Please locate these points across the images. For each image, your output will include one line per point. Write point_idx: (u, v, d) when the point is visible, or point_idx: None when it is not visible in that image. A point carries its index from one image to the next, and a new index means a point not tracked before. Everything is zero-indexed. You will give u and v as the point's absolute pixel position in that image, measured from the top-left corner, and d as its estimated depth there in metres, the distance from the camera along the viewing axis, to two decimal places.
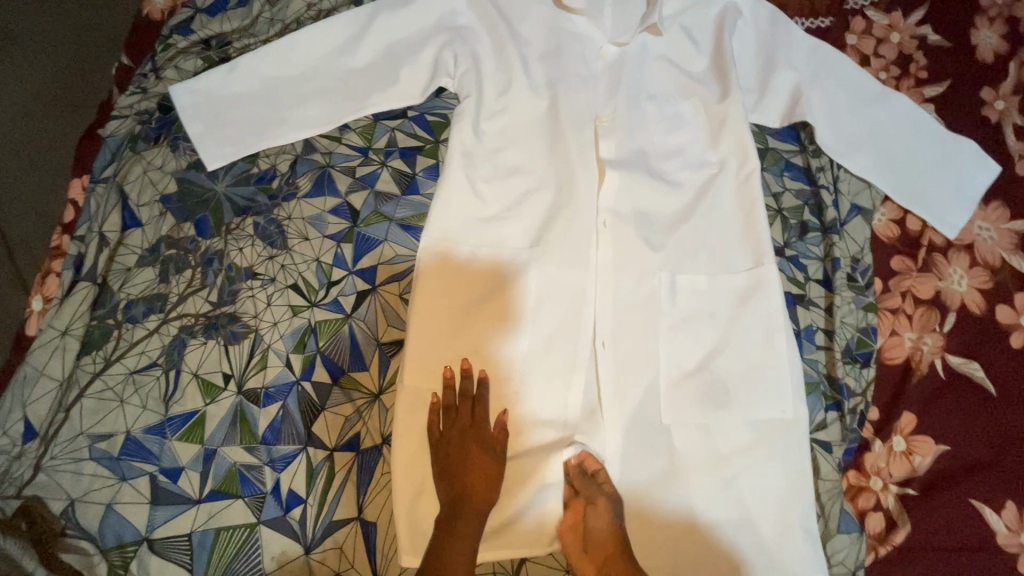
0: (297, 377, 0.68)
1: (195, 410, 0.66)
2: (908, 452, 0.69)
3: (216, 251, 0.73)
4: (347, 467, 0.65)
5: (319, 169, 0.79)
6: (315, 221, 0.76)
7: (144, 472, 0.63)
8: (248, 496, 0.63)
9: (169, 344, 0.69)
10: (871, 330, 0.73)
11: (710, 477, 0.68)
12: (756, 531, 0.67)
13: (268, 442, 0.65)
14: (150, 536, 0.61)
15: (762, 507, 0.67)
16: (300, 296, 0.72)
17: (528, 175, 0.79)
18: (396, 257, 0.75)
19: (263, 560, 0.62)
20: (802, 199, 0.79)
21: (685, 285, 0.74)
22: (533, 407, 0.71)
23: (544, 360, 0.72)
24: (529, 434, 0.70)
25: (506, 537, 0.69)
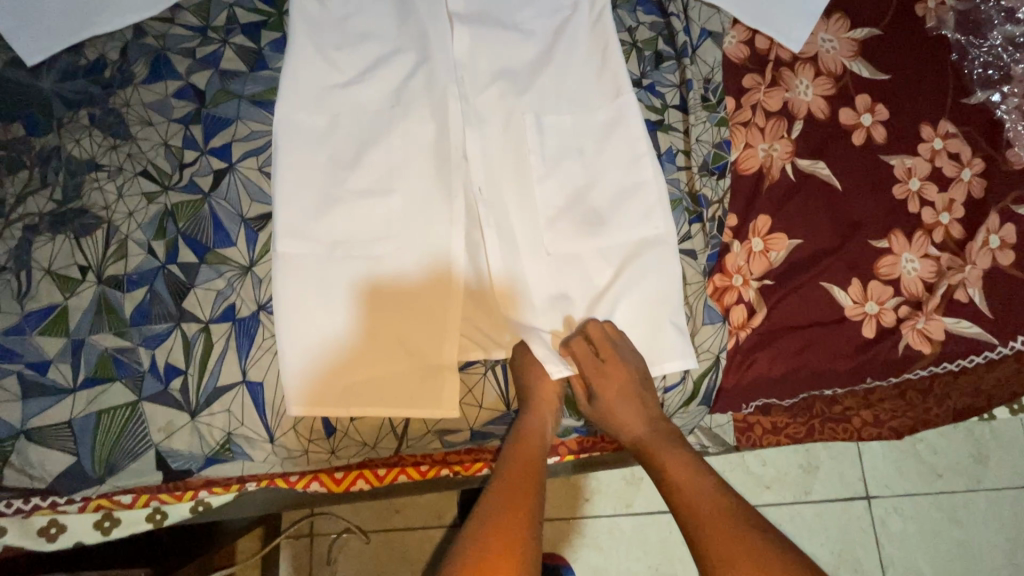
0: (161, 262, 0.66)
1: (54, 305, 0.64)
2: (765, 250, 0.74)
3: (52, 147, 0.69)
4: (225, 336, 0.65)
5: (154, 54, 0.74)
6: (158, 107, 0.72)
7: (9, 372, 0.62)
8: (124, 378, 0.62)
9: (15, 246, 0.65)
10: (725, 144, 0.76)
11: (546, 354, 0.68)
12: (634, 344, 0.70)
13: (138, 325, 0.64)
14: (26, 428, 0.60)
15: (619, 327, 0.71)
16: (152, 182, 0.69)
17: (382, 39, 0.77)
18: (252, 132, 0.72)
19: (150, 433, 0.62)
20: (655, 31, 0.80)
21: (552, 125, 0.75)
22: (417, 262, 0.70)
23: (420, 228, 0.71)
24: (418, 287, 0.69)
25: (410, 393, 0.67)
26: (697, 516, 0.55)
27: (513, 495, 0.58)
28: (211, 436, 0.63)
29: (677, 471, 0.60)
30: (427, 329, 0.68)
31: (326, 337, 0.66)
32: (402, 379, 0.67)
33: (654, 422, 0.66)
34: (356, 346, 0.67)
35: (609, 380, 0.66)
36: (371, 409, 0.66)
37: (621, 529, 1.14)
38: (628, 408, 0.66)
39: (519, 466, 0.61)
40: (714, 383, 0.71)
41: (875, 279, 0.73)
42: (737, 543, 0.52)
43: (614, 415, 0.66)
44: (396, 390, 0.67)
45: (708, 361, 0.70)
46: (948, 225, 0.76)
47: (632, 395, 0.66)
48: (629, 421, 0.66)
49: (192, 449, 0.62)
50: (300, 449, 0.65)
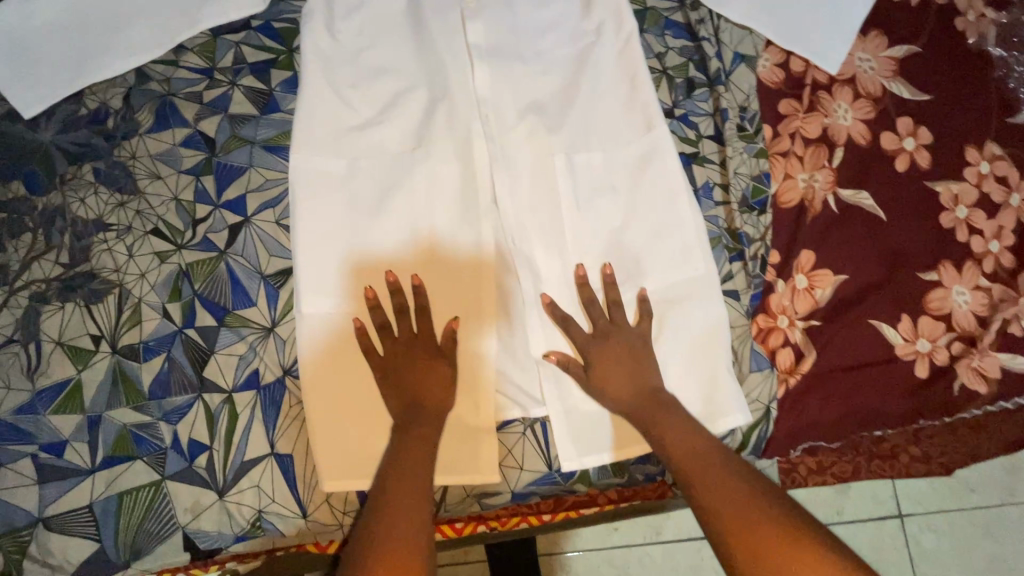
0: (179, 327, 0.63)
1: (67, 379, 0.60)
2: (810, 288, 0.70)
3: (56, 207, 0.65)
4: (250, 405, 0.61)
5: (159, 100, 0.69)
6: (166, 158, 0.68)
7: (23, 454, 0.58)
8: (146, 455, 0.59)
9: (22, 317, 0.61)
10: (764, 177, 0.73)
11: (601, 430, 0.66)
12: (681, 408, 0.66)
13: (157, 397, 0.60)
14: (44, 515, 0.57)
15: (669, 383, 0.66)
16: (164, 240, 0.65)
17: (398, 74, 0.72)
18: (266, 182, 0.68)
19: (176, 514, 0.58)
20: (686, 56, 0.76)
21: (583, 163, 0.71)
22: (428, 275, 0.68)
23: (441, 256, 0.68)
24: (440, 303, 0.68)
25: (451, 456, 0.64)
26: (686, 459, 0.56)
27: (403, 489, 0.53)
28: (242, 515, 0.59)
29: (674, 428, 0.59)
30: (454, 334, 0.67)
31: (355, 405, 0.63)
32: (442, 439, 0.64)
33: (647, 391, 0.63)
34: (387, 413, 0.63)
35: (601, 349, 0.65)
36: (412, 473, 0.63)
37: (652, 559, 1.12)
38: (625, 375, 0.63)
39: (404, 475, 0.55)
40: (765, 433, 0.67)
41: (926, 314, 0.70)
42: (730, 482, 0.52)
43: (604, 377, 0.64)
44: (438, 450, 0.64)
45: (758, 412, 0.67)
46: (998, 254, 0.73)
47: (624, 359, 0.64)
48: (618, 390, 0.63)
49: (221, 529, 0.59)
50: (335, 523, 0.61)
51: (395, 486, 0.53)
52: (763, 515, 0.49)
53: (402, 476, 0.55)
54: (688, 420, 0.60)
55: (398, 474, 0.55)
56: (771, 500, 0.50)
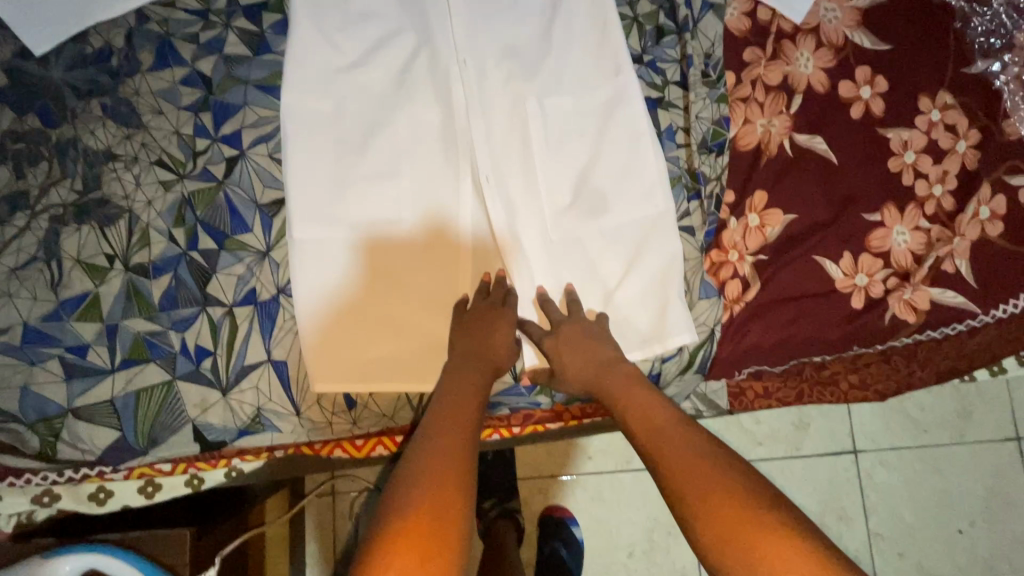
0: (183, 249, 0.70)
1: (86, 292, 0.67)
2: (761, 226, 0.76)
3: (68, 138, 0.71)
4: (249, 318, 0.69)
5: (159, 40, 0.74)
6: (166, 95, 0.73)
7: (51, 355, 0.66)
8: (159, 359, 0.67)
9: (44, 237, 0.68)
10: (724, 121, 0.77)
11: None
12: (635, 331, 0.73)
13: (167, 310, 0.68)
14: (73, 406, 0.65)
15: (623, 307, 0.73)
16: (167, 171, 0.71)
17: (382, 18, 0.77)
18: (260, 118, 0.74)
19: (186, 409, 0.67)
20: (657, 4, 0.79)
21: (554, 107, 0.76)
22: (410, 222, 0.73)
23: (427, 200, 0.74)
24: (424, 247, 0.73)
25: (431, 368, 0.72)
26: (643, 429, 0.59)
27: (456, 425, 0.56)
28: (243, 411, 0.68)
29: (637, 400, 0.62)
30: (436, 266, 0.73)
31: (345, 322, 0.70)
32: (421, 355, 0.72)
33: (602, 365, 0.66)
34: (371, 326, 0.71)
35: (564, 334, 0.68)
36: (400, 381, 0.71)
37: (622, 484, 1.22)
38: (580, 358, 0.67)
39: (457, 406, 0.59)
40: (709, 354, 0.75)
41: (866, 252, 0.76)
42: (678, 447, 0.55)
43: (562, 360, 0.68)
44: (423, 364, 0.72)
45: (704, 334, 0.74)
46: (940, 197, 0.78)
47: (579, 345, 0.68)
48: (578, 370, 0.67)
49: (225, 423, 0.67)
50: (324, 422, 0.70)
51: (449, 415, 0.57)
52: (705, 475, 0.52)
53: (458, 405, 0.59)
54: (650, 392, 0.62)
55: (452, 405, 0.59)
56: (714, 460, 0.53)
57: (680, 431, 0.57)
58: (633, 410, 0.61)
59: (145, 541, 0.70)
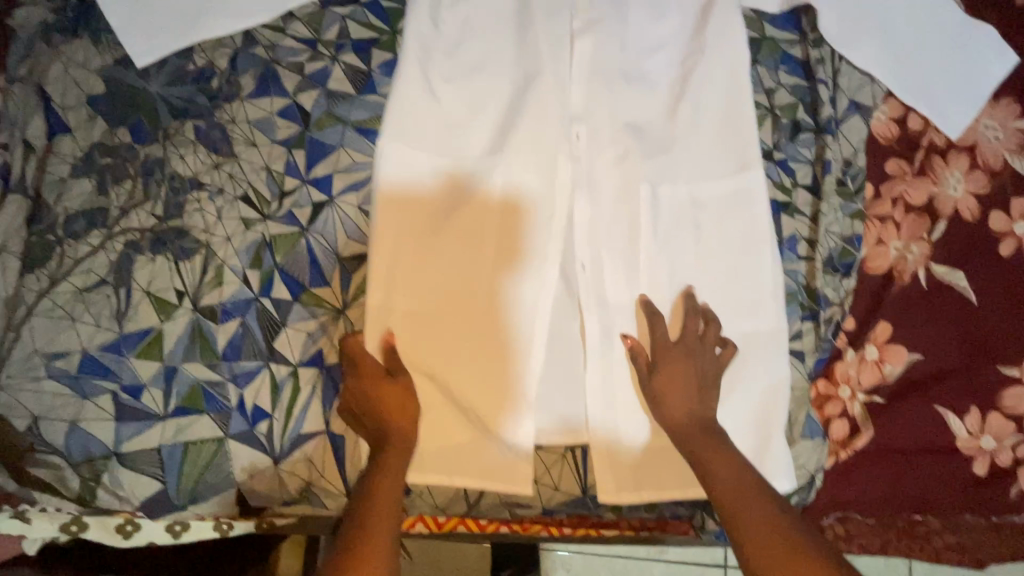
0: (255, 294, 0.65)
1: (151, 328, 0.64)
2: (879, 361, 0.68)
3: (156, 158, 0.68)
4: (312, 382, 0.64)
5: (263, 67, 0.70)
6: (262, 125, 0.69)
7: (105, 390, 0.62)
8: (213, 411, 0.63)
9: (116, 262, 0.65)
10: (855, 239, 0.69)
11: (654, 466, 0.66)
12: None
13: (229, 360, 0.64)
14: (118, 450, 0.61)
15: None
16: (251, 209, 0.67)
17: (496, 72, 0.71)
18: (353, 163, 0.69)
19: (234, 471, 0.62)
20: (797, 96, 0.72)
21: (668, 196, 0.69)
22: (456, 210, 0.68)
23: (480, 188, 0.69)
24: (471, 240, 0.68)
25: (494, 466, 0.65)
26: (727, 502, 0.55)
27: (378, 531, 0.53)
28: (292, 484, 0.63)
29: (722, 467, 0.57)
30: (476, 302, 0.67)
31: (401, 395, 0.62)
32: (485, 449, 0.65)
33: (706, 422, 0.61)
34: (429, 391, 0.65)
35: (672, 365, 0.63)
36: (457, 472, 0.65)
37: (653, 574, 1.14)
38: (681, 390, 0.62)
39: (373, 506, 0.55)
40: (804, 500, 0.66)
41: (997, 411, 0.67)
42: (765, 534, 0.52)
43: (665, 394, 0.62)
44: (484, 460, 0.65)
45: (803, 479, 0.65)
46: None
47: (690, 383, 0.62)
48: (676, 414, 0.61)
49: (272, 491, 0.63)
50: None
51: (372, 511, 0.55)
52: (810, 572, 0.49)
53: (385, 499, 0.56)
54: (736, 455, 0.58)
55: (374, 489, 0.56)
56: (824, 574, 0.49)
57: (773, 515, 0.53)
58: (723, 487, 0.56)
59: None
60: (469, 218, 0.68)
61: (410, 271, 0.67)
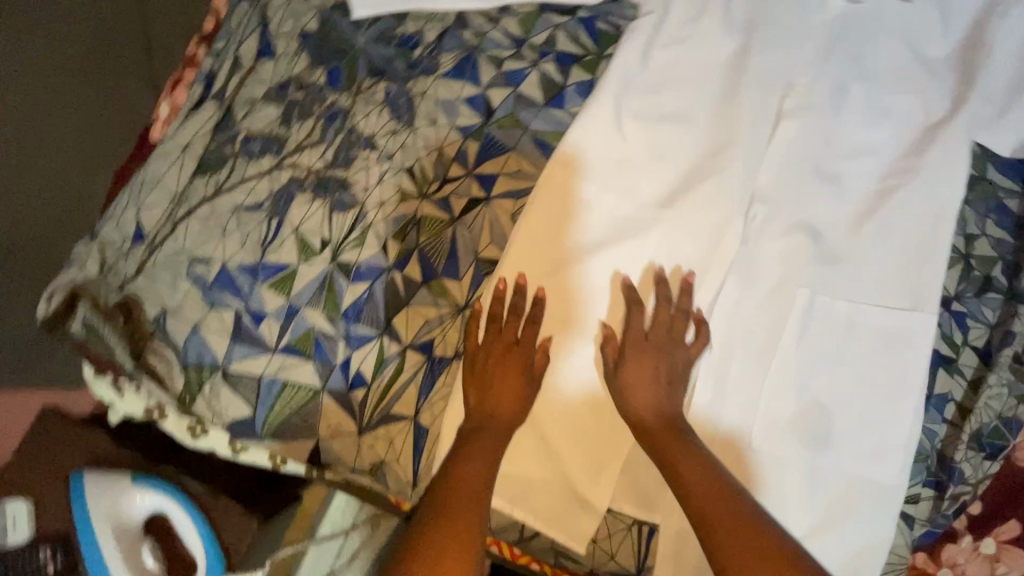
0: (389, 265, 0.66)
1: (288, 264, 0.66)
2: (993, 557, 0.65)
3: (342, 107, 0.70)
4: (416, 368, 0.64)
5: (466, 51, 0.71)
6: (447, 106, 0.69)
7: (230, 307, 0.65)
8: (317, 362, 0.64)
9: (277, 192, 0.67)
10: (1012, 424, 0.63)
11: None
12: None
13: (347, 319, 0.65)
14: (226, 366, 0.64)
15: None
16: (412, 183, 0.67)
17: (688, 126, 0.69)
18: (520, 171, 0.69)
19: (318, 425, 0.64)
20: (1000, 252, 0.65)
21: (825, 309, 0.65)
22: (584, 194, 0.68)
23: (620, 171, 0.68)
24: (593, 225, 0.68)
25: (561, 513, 0.63)
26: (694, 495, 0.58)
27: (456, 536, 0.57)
28: (368, 456, 0.64)
29: (694, 476, 0.58)
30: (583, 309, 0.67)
31: (495, 371, 0.64)
32: (556, 493, 0.64)
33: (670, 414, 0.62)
34: (509, 373, 0.64)
35: (640, 355, 0.64)
36: (527, 505, 0.64)
37: None
38: (646, 379, 0.63)
39: (457, 497, 0.59)
40: None
41: None
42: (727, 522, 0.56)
43: (626, 384, 0.63)
44: (554, 503, 0.64)
45: None
46: None
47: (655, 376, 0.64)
48: (640, 398, 0.63)
49: (345, 456, 0.64)
50: None
51: (446, 512, 0.58)
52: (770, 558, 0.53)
53: (467, 494, 0.59)
54: (709, 461, 0.59)
55: (450, 486, 0.59)
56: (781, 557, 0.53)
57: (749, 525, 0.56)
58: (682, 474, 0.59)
59: (210, 500, 0.73)
60: (591, 223, 0.68)
61: (538, 266, 0.67)
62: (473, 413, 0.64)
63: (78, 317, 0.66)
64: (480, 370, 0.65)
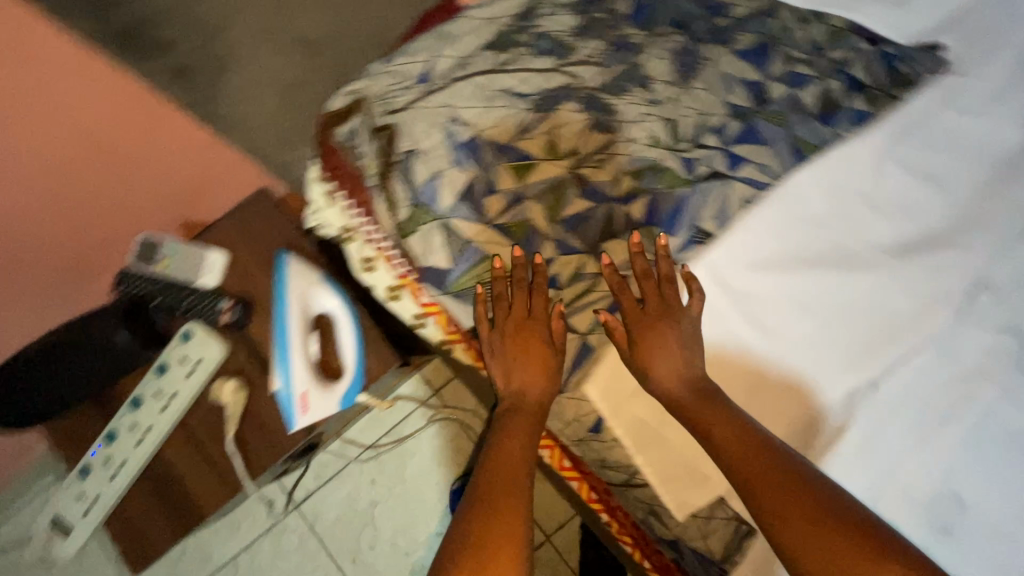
0: (617, 197, 0.70)
1: (532, 157, 0.70)
2: None
3: (632, 43, 0.75)
4: (604, 295, 0.70)
5: (764, 39, 0.74)
6: (726, 80, 0.72)
7: (468, 170, 0.70)
8: (524, 251, 0.70)
9: (547, 91, 0.72)
10: None
11: None
12: None
13: (564, 226, 0.70)
14: (445, 219, 0.70)
15: None
16: (667, 134, 0.71)
17: (944, 195, 0.71)
18: (767, 166, 0.70)
19: (502, 303, 0.71)
20: None
21: (1009, 417, 0.65)
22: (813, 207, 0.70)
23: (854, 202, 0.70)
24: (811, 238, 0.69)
25: (675, 481, 0.66)
26: (742, 466, 0.58)
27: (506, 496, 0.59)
28: None
29: (728, 431, 0.60)
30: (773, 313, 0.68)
31: (532, 341, 0.70)
32: (677, 462, 0.66)
33: (694, 381, 0.64)
34: (528, 350, 0.70)
35: (654, 329, 0.66)
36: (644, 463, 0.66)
37: None
38: (664, 354, 0.65)
39: (498, 469, 0.62)
40: None
41: None
42: (788, 494, 0.56)
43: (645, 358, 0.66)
44: (672, 469, 0.66)
45: None
46: None
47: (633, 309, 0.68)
48: (663, 372, 0.65)
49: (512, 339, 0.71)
50: (561, 415, 0.70)
51: (489, 477, 0.61)
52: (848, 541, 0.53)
53: (506, 464, 0.63)
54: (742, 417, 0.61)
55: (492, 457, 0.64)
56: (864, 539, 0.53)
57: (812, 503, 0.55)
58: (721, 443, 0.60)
59: None
60: (811, 237, 0.69)
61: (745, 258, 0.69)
62: (509, 393, 0.70)
63: (348, 126, 0.76)
64: (510, 335, 0.71)
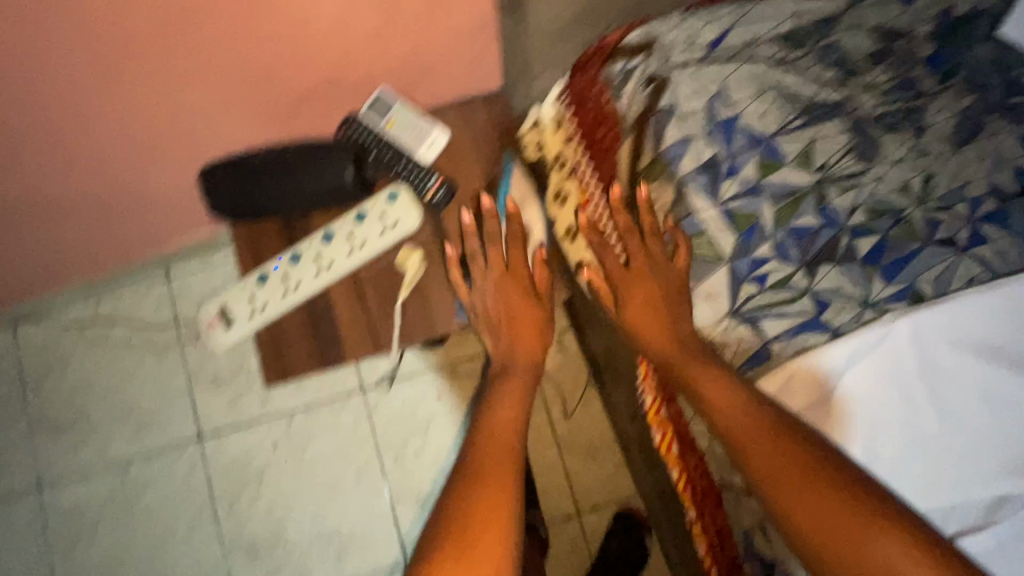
0: (848, 226, 0.70)
1: (784, 157, 0.71)
2: None
3: (921, 87, 0.74)
4: (803, 314, 0.69)
5: None
6: (1000, 158, 0.71)
7: (718, 146, 0.72)
8: (740, 241, 0.71)
9: (820, 101, 0.73)
10: None
11: None
12: None
13: (791, 234, 0.70)
14: (680, 181, 0.73)
15: None
16: (919, 188, 0.70)
17: None
18: (1007, 254, 0.68)
19: (698, 279, 0.74)
20: None
21: None
22: None
23: None
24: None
25: None
26: (725, 424, 0.64)
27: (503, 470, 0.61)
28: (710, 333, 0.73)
29: (721, 398, 0.65)
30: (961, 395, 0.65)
31: (521, 305, 0.79)
32: None
33: (677, 337, 0.72)
34: (525, 315, 0.79)
35: (635, 281, 0.76)
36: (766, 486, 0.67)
37: None
38: (645, 308, 0.75)
39: (491, 445, 0.64)
40: None
41: None
42: (777, 457, 0.59)
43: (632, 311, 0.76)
44: None
45: None
46: None
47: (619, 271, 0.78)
48: (643, 321, 0.75)
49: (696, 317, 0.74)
50: None
51: (485, 452, 0.64)
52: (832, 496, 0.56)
53: (496, 437, 0.66)
54: (736, 386, 0.65)
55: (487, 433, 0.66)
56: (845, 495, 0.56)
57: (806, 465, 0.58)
58: (714, 402, 0.65)
59: None
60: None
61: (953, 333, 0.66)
62: (500, 358, 0.78)
63: (627, 61, 0.80)
64: (500, 293, 0.79)
